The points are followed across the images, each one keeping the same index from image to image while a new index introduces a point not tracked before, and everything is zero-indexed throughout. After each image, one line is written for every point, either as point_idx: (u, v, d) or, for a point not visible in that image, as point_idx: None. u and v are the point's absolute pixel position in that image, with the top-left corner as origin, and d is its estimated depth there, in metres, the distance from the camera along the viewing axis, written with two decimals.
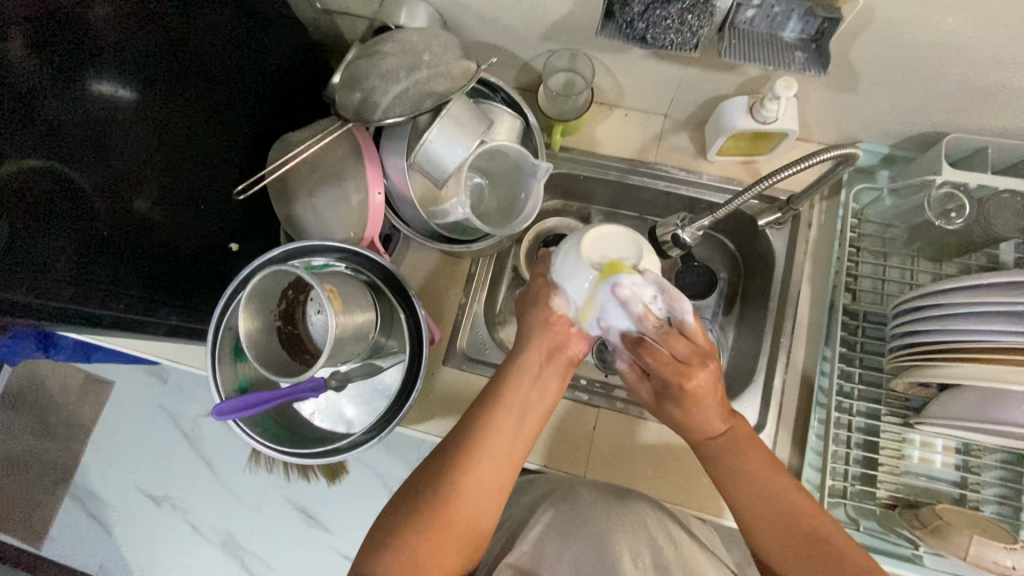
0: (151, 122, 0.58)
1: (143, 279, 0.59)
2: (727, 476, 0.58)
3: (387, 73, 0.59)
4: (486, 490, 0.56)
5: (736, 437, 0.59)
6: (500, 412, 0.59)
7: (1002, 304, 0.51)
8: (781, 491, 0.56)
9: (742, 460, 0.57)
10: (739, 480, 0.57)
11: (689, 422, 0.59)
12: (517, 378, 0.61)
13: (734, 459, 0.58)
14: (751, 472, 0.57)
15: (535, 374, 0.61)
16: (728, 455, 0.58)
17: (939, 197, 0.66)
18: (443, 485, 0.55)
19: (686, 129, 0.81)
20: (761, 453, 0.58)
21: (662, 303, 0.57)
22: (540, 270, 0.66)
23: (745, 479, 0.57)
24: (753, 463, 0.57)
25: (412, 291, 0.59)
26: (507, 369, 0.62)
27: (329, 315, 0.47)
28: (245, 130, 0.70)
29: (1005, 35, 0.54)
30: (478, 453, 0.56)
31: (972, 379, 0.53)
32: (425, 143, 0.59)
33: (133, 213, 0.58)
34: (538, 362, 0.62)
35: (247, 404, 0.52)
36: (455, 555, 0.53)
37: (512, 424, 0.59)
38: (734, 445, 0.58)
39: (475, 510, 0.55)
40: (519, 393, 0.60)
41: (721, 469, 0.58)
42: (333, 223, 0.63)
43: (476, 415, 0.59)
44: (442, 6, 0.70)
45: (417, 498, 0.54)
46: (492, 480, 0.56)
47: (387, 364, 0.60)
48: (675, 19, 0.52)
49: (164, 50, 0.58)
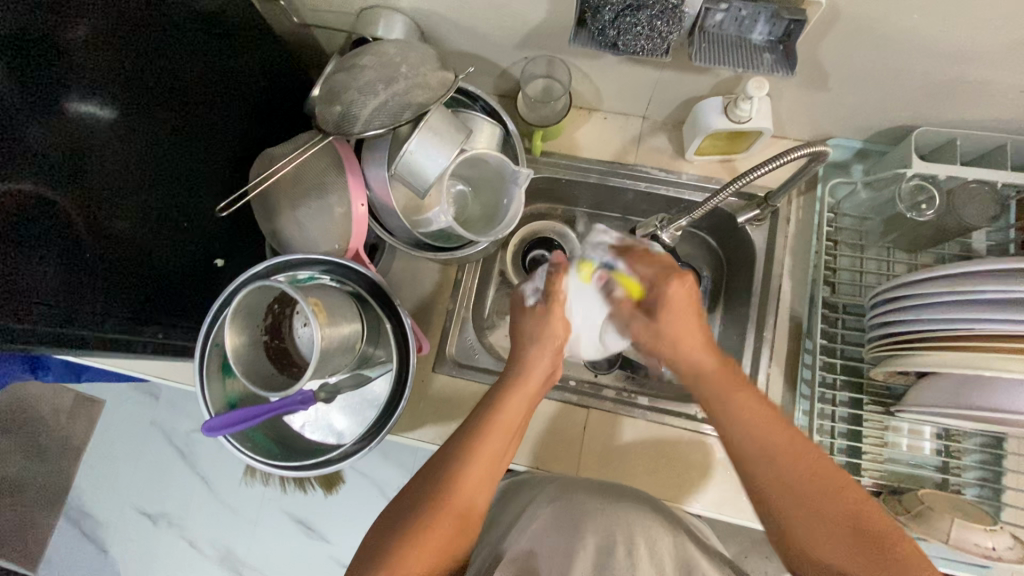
0: (132, 141, 0.59)
1: (126, 299, 0.60)
2: (755, 455, 0.54)
3: (365, 86, 0.59)
4: (476, 503, 0.56)
5: (741, 392, 0.57)
6: (501, 418, 0.60)
7: (969, 292, 0.53)
8: (779, 430, 0.54)
9: (739, 402, 0.56)
10: (772, 466, 0.53)
11: (683, 335, 0.60)
12: (519, 385, 0.62)
13: (764, 442, 0.54)
14: (779, 446, 0.53)
15: (531, 384, 0.63)
16: (748, 428, 0.55)
17: (910, 189, 0.67)
18: (440, 488, 0.55)
19: (664, 130, 0.82)
20: (755, 396, 0.57)
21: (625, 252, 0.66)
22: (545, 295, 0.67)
23: (783, 467, 0.52)
24: (771, 425, 0.54)
25: (397, 301, 0.59)
26: (509, 376, 0.63)
27: (314, 327, 0.47)
28: (224, 146, 0.71)
29: (965, 29, 0.56)
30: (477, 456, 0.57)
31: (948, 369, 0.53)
32: (405, 154, 0.60)
33: (118, 233, 0.58)
34: (539, 373, 0.63)
35: (236, 421, 0.53)
36: (448, 554, 0.53)
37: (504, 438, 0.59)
38: (743, 402, 0.56)
39: (461, 525, 0.55)
40: (512, 405, 0.61)
41: (740, 442, 0.55)
42: (318, 236, 0.63)
43: (469, 429, 0.59)
44: (419, 17, 0.71)
45: (407, 512, 0.55)
46: (487, 482, 0.58)
47: (376, 375, 0.60)
48: (644, 25, 0.52)
49: (138, 67, 0.58)
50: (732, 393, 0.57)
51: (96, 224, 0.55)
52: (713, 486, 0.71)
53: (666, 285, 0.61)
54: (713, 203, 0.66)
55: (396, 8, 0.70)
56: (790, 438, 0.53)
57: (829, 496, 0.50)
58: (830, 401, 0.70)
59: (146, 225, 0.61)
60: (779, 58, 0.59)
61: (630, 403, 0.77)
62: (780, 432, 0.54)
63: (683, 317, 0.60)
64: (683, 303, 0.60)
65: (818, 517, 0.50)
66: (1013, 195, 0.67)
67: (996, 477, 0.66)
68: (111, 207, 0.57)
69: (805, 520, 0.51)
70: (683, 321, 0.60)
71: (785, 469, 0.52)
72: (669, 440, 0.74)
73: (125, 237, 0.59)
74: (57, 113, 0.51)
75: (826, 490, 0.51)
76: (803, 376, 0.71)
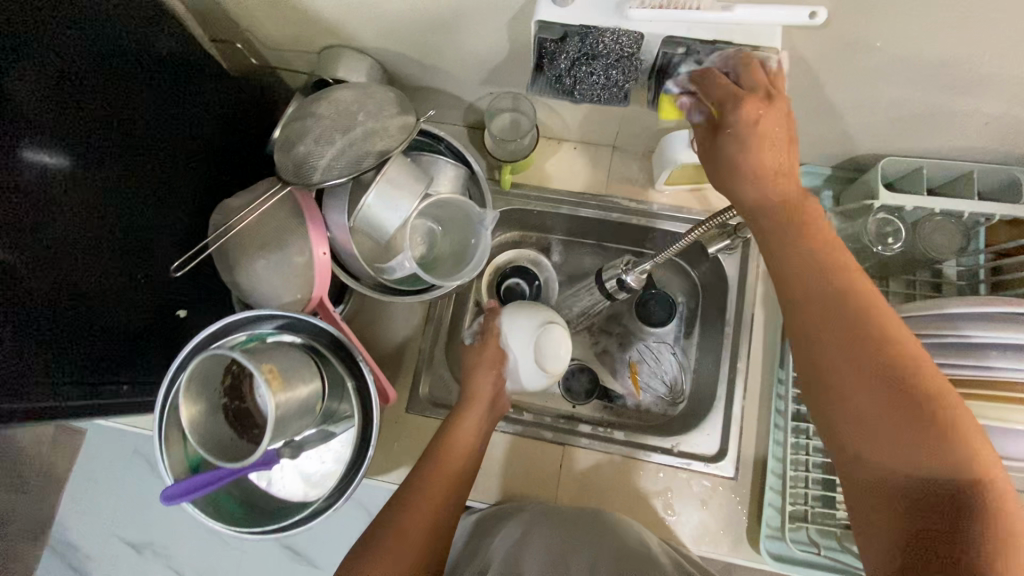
0: (89, 191, 0.57)
1: (85, 360, 0.58)
2: (817, 309, 0.47)
3: (322, 136, 0.59)
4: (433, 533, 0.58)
5: (824, 254, 0.48)
6: (457, 432, 0.66)
7: (931, 334, 0.54)
8: (862, 307, 0.45)
9: (812, 262, 0.48)
10: (841, 340, 0.45)
11: (760, 176, 0.49)
12: (472, 399, 0.69)
13: (822, 295, 0.47)
14: (855, 323, 0.45)
15: (484, 397, 0.69)
16: (815, 277, 0.47)
17: (877, 221, 0.68)
18: (406, 503, 0.59)
19: (635, 159, 0.82)
20: (849, 266, 0.48)
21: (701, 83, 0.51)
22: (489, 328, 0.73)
23: (852, 341, 0.45)
24: (857, 299, 0.46)
25: (359, 357, 0.58)
26: (462, 395, 0.70)
27: (266, 396, 0.47)
28: (186, 192, 0.69)
29: (921, 64, 0.56)
30: (441, 466, 0.62)
31: None
32: (363, 208, 0.61)
33: (75, 287, 0.56)
34: (488, 386, 0.70)
35: (198, 486, 0.52)
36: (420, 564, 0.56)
37: (459, 465, 0.64)
38: (807, 248, 0.49)
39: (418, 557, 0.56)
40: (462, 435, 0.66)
41: (801, 292, 0.48)
42: (279, 286, 0.62)
43: (424, 464, 0.63)
44: (381, 57, 0.71)
45: (377, 532, 0.57)
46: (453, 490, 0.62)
47: (341, 430, 0.60)
48: (601, 75, 0.55)
49: (90, 113, 0.57)
50: (806, 242, 0.49)
51: (49, 277, 0.54)
52: (689, 520, 0.71)
53: (740, 105, 0.48)
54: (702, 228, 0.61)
55: (357, 49, 0.70)
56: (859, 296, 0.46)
57: (881, 357, 0.44)
58: (804, 432, 0.70)
59: (105, 277, 0.60)
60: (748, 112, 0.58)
61: (605, 438, 0.77)
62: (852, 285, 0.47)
63: (774, 145, 0.49)
64: (781, 131, 0.49)
65: (854, 373, 0.44)
66: (981, 223, 0.67)
67: None
68: (66, 258, 0.55)
69: (838, 375, 0.45)
70: (768, 154, 0.49)
71: (840, 324, 0.45)
72: (645, 474, 0.74)
73: (82, 289, 0.57)
74: (8, 163, 0.50)
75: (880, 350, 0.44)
76: (776, 407, 0.73)
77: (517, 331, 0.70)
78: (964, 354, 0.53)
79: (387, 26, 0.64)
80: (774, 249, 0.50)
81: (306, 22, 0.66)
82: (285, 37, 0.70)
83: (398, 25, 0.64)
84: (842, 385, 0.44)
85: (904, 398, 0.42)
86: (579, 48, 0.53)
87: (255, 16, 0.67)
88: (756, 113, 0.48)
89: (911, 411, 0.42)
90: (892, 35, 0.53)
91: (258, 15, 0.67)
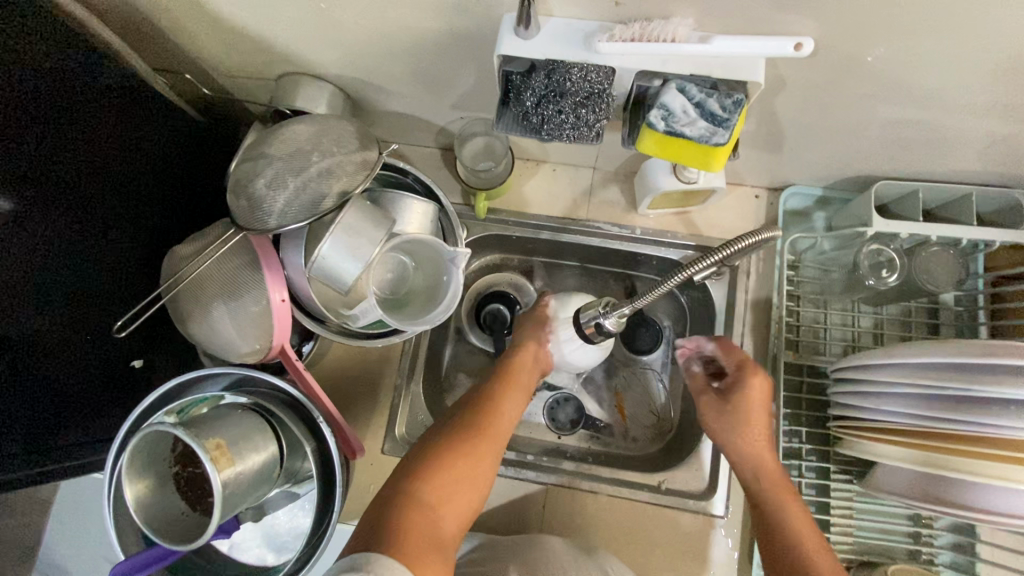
0: (27, 240, 0.53)
1: (27, 422, 0.55)
2: (776, 524, 0.57)
3: (275, 179, 0.54)
4: (491, 463, 0.60)
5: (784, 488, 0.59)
6: (507, 380, 0.68)
7: (929, 385, 0.51)
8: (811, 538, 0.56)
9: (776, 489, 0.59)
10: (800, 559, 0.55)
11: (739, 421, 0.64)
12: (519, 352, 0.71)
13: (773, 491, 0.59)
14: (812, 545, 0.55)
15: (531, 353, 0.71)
16: (778, 497, 0.59)
17: (869, 252, 0.65)
18: (459, 433, 0.60)
19: (616, 181, 0.78)
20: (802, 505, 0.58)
21: (688, 115, 0.48)
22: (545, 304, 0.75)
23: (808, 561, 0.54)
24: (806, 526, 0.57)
25: (320, 418, 0.55)
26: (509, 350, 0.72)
27: (213, 477, 0.43)
28: (142, 233, 0.65)
29: (915, 91, 0.52)
30: (495, 406, 0.64)
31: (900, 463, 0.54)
32: (319, 257, 0.56)
33: (10, 344, 0.52)
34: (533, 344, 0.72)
35: (150, 559, 0.49)
36: (474, 483, 0.58)
37: (516, 410, 0.66)
38: (768, 455, 0.62)
39: (477, 481, 0.58)
40: (518, 380, 0.68)
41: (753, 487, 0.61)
42: (235, 337, 0.58)
43: (476, 401, 0.65)
44: (342, 83, 0.66)
45: (425, 450, 0.59)
46: (504, 431, 0.63)
47: (304, 491, 0.57)
48: (569, 113, 0.50)
49: (37, 159, 0.53)
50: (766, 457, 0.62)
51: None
52: (677, 560, 0.70)
53: (749, 378, 0.65)
54: (679, 281, 0.56)
55: (315, 76, 0.65)
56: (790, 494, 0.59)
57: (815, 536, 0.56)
58: (796, 469, 0.68)
59: (49, 331, 0.56)
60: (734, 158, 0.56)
61: (590, 476, 0.73)
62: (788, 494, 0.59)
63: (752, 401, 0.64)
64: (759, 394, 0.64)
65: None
66: (980, 249, 0.64)
67: (969, 547, 0.64)
68: None
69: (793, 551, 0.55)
70: (754, 410, 0.64)
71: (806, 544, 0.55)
72: (633, 512, 0.72)
73: (18, 346, 0.53)
74: None
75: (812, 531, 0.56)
76: None
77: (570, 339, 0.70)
78: (958, 407, 0.50)
79: (344, 53, 0.60)
80: (741, 470, 0.63)
81: (258, 50, 0.62)
82: (238, 64, 0.66)
83: (356, 52, 0.59)
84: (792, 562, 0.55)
85: None
86: (546, 84, 0.49)
87: (206, 45, 0.62)
88: (754, 389, 0.64)
89: None
90: (886, 55, 0.48)
91: (206, 43, 0.62)
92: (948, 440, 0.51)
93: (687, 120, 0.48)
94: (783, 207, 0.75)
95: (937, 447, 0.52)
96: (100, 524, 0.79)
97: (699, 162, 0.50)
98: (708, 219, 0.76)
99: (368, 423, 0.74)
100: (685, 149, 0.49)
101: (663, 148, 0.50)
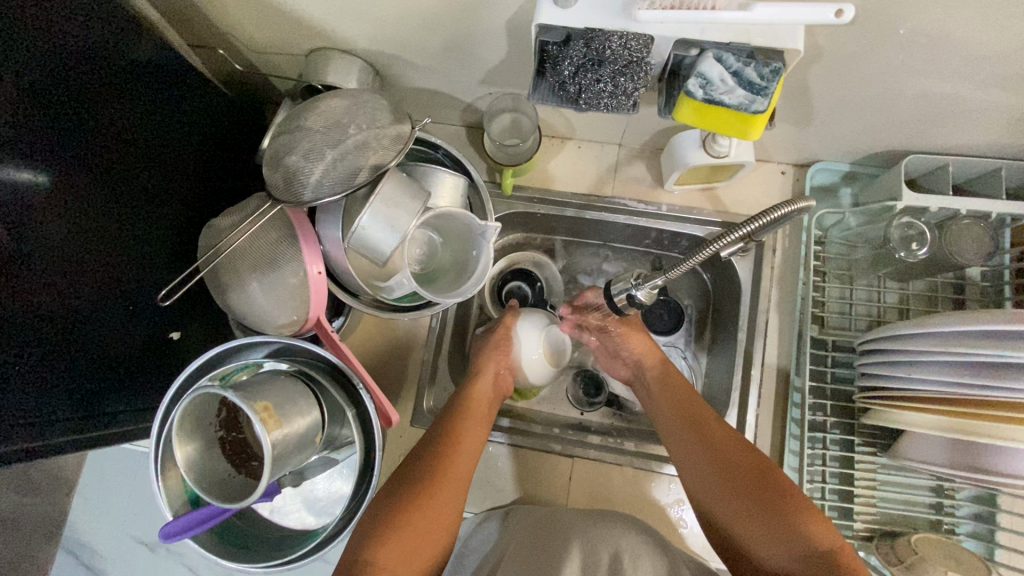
0: (75, 211, 0.54)
1: (81, 392, 0.56)
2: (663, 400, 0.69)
3: (311, 152, 0.55)
4: (450, 513, 0.58)
5: (671, 377, 0.71)
6: (468, 408, 0.67)
7: (960, 353, 0.51)
8: (684, 397, 0.68)
9: (662, 381, 0.71)
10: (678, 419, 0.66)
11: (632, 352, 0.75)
12: (481, 374, 0.71)
13: (697, 448, 0.62)
14: (682, 404, 0.67)
15: (492, 366, 0.72)
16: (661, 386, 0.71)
17: (900, 225, 0.65)
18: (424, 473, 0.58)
19: (642, 158, 0.79)
20: (678, 381, 0.71)
21: (729, 83, 0.48)
22: (505, 323, 0.75)
23: (678, 418, 0.66)
24: (679, 393, 0.69)
25: (359, 384, 0.57)
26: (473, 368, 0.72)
27: (263, 436, 0.45)
28: (177, 208, 0.66)
29: (952, 65, 0.52)
30: (458, 437, 0.63)
31: (926, 430, 0.54)
32: (358, 229, 0.57)
33: (64, 314, 0.54)
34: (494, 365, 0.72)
35: (198, 522, 0.50)
36: (442, 521, 0.57)
37: (476, 441, 0.64)
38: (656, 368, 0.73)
39: (438, 535, 0.56)
40: (477, 407, 0.67)
41: (680, 466, 0.63)
42: (273, 309, 0.59)
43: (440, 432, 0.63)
44: (372, 58, 0.67)
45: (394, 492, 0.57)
46: (468, 460, 0.62)
47: (343, 457, 0.59)
48: (608, 82, 0.51)
49: (85, 130, 0.54)
50: (696, 417, 0.65)
51: (21, 307, 0.50)
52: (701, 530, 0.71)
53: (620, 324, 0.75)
54: (708, 255, 0.56)
55: (347, 51, 0.66)
56: (745, 454, 0.59)
57: (760, 493, 0.55)
58: (820, 441, 0.68)
59: (91, 303, 0.56)
60: (769, 129, 0.56)
61: (614, 449, 0.74)
62: (680, 385, 0.70)
63: (676, 389, 0.69)
64: (679, 383, 0.70)
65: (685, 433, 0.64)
66: (1007, 224, 0.64)
67: (989, 516, 0.65)
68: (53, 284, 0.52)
69: (737, 520, 0.56)
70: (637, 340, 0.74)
71: (679, 406, 0.67)
72: (658, 485, 0.73)
73: (71, 316, 0.55)
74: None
75: (750, 479, 0.57)
76: (791, 415, 0.70)
77: (535, 360, 0.73)
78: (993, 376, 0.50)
79: (377, 29, 0.60)
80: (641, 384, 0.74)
81: (292, 25, 0.62)
82: (270, 39, 0.66)
83: (390, 28, 0.60)
84: (722, 518, 0.58)
85: (707, 447, 0.61)
86: (584, 53, 0.49)
87: (239, 20, 0.63)
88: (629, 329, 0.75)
89: (726, 467, 0.59)
90: (921, 26, 0.48)
91: (238, 18, 0.62)
92: (975, 406, 0.52)
93: (727, 87, 0.48)
94: (809, 182, 0.75)
95: (969, 414, 0.52)
96: (133, 497, 0.81)
97: (738, 131, 0.50)
98: (734, 196, 0.77)
99: (396, 397, 0.75)
100: (721, 120, 0.50)
101: (699, 115, 0.50)
